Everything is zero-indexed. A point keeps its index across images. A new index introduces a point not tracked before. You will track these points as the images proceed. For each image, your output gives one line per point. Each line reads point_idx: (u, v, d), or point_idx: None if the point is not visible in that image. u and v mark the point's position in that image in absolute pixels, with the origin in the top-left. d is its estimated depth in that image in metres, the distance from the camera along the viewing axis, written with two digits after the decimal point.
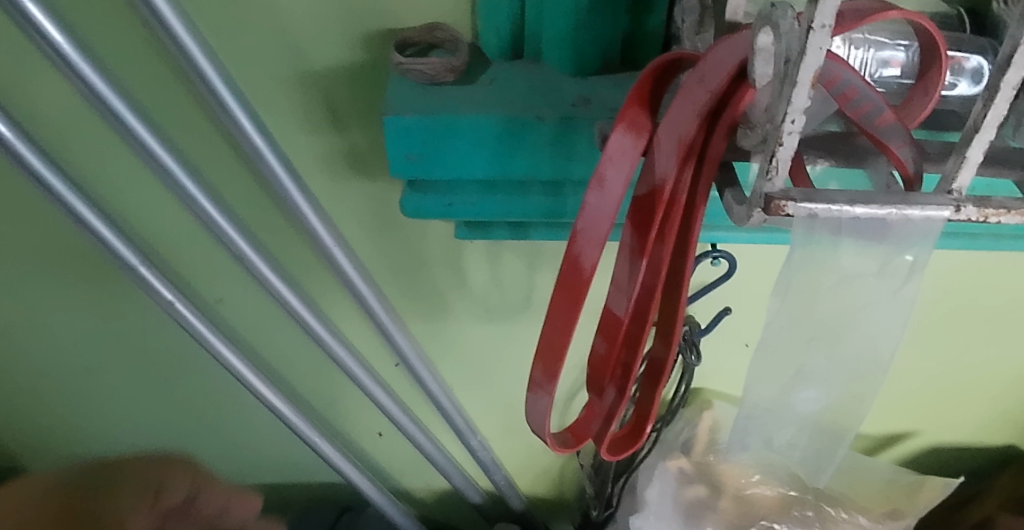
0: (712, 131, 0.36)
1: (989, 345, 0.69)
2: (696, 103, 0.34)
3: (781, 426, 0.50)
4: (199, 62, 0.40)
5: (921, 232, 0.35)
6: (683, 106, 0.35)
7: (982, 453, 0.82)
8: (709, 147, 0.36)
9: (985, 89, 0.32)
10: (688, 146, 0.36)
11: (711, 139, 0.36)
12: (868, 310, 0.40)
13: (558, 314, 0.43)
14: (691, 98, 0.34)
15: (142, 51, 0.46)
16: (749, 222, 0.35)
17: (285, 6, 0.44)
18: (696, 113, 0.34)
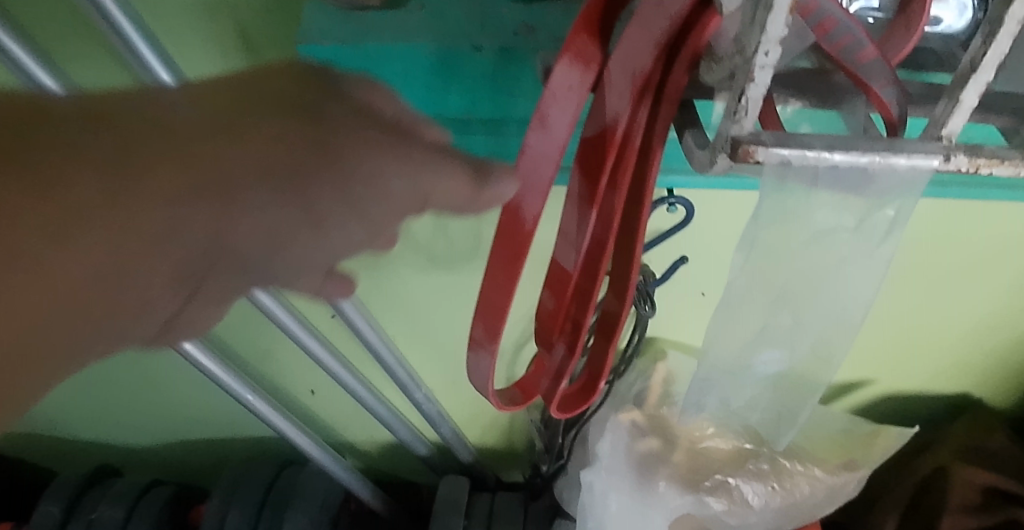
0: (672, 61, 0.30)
1: (953, 296, 0.67)
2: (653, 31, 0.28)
3: (739, 387, 0.47)
4: None
5: (905, 183, 0.31)
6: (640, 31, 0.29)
7: (934, 401, 0.82)
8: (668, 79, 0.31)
9: (983, 24, 0.27)
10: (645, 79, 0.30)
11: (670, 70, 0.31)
12: (840, 269, 0.36)
13: (497, 271, 0.38)
14: (647, 22, 0.28)
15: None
16: (712, 171, 0.31)
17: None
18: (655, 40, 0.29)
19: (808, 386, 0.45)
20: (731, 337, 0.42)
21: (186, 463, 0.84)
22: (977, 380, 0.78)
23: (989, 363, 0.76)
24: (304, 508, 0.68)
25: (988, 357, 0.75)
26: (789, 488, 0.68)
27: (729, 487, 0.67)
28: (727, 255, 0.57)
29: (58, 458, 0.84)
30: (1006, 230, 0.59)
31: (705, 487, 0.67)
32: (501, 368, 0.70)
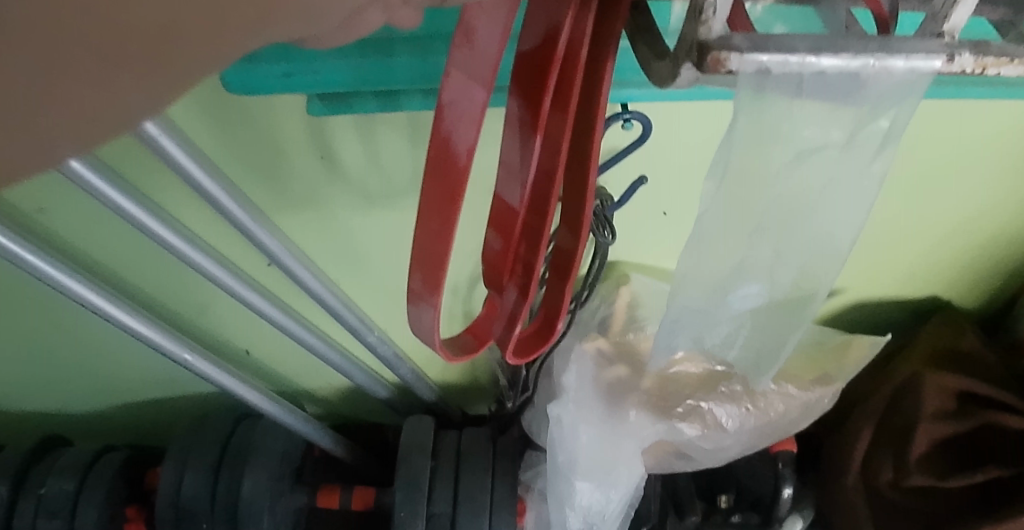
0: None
1: (927, 197, 0.64)
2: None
3: (712, 323, 0.43)
4: None
5: (902, 90, 0.26)
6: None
7: (904, 306, 0.80)
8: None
9: None
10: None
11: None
12: (825, 191, 0.32)
13: (431, 213, 0.32)
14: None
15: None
16: (674, 87, 0.25)
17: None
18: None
19: (785, 318, 0.42)
20: (704, 272, 0.38)
21: (137, 423, 0.79)
22: (947, 283, 0.77)
23: (961, 265, 0.74)
24: (262, 463, 0.65)
25: (958, 260, 0.73)
26: (763, 408, 0.66)
27: (702, 412, 0.66)
28: (690, 172, 0.53)
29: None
30: (982, 127, 0.55)
31: (678, 413, 0.65)
32: (458, 303, 0.66)
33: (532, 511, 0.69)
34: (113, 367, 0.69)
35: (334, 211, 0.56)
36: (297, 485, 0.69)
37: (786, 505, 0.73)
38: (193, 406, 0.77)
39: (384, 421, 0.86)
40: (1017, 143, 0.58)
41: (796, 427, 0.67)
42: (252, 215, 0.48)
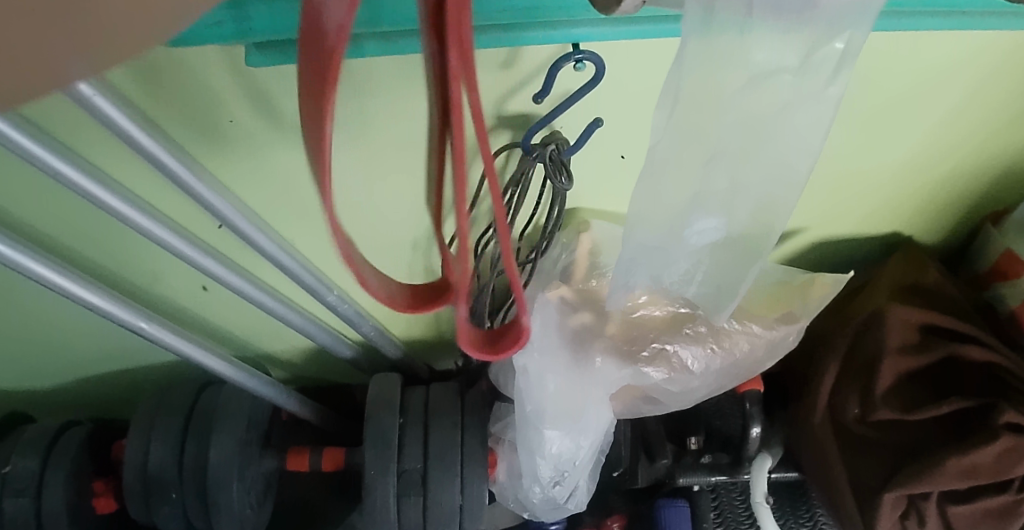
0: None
1: (887, 131, 0.63)
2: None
3: (672, 261, 0.43)
4: None
5: (855, 6, 0.25)
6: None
7: (867, 242, 0.81)
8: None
9: None
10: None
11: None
12: (778, 117, 0.31)
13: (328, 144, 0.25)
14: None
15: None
16: (619, 10, 0.23)
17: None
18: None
19: (744, 253, 0.41)
20: (660, 210, 0.37)
21: (98, 397, 0.77)
22: (909, 217, 0.78)
23: (921, 201, 0.75)
24: (230, 429, 0.64)
25: (918, 196, 0.74)
26: (727, 348, 0.67)
27: (667, 355, 0.66)
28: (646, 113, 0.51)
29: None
30: (940, 57, 0.55)
31: (643, 357, 0.66)
32: (418, 257, 0.64)
33: (503, 461, 0.70)
34: (60, 339, 0.66)
35: (281, 167, 0.53)
36: (265, 448, 0.68)
37: (754, 444, 0.75)
38: (153, 376, 0.75)
39: (352, 380, 0.85)
40: (977, 71, 0.57)
41: (761, 366, 0.69)
42: (195, 174, 0.45)
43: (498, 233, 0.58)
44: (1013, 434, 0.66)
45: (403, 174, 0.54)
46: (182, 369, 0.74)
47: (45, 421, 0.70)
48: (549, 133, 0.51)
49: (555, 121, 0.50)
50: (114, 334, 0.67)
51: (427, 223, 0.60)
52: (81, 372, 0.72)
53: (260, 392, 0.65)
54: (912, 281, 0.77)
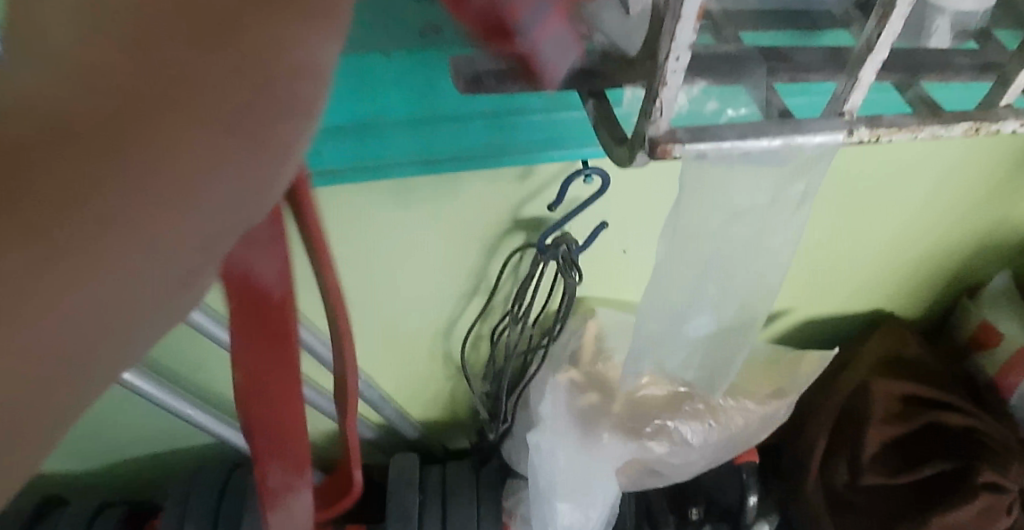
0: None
1: (856, 224, 0.72)
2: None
3: (670, 349, 0.50)
4: None
5: (813, 159, 0.33)
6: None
7: (848, 321, 0.88)
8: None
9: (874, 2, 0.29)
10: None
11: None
12: (757, 241, 0.38)
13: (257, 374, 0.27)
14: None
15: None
16: (631, 165, 0.32)
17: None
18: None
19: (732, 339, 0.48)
20: (662, 310, 0.45)
21: (126, 480, 0.80)
22: (886, 296, 0.85)
23: (896, 281, 0.83)
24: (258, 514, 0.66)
25: (893, 277, 0.82)
26: (724, 423, 0.72)
27: (668, 431, 0.71)
28: (646, 215, 0.59)
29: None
30: (901, 162, 0.64)
31: (646, 433, 0.71)
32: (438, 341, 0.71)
33: None
34: (103, 425, 0.70)
35: None
36: None
37: (751, 513, 0.82)
38: (183, 458, 0.79)
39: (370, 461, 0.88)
40: (927, 175, 0.67)
41: (755, 439, 0.74)
42: None
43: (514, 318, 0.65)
44: (989, 495, 0.73)
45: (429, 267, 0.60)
46: (212, 452, 0.78)
47: (80, 504, 0.74)
48: (560, 236, 0.58)
49: (566, 225, 0.58)
50: (154, 417, 0.71)
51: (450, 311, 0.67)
52: (117, 456, 0.76)
53: None
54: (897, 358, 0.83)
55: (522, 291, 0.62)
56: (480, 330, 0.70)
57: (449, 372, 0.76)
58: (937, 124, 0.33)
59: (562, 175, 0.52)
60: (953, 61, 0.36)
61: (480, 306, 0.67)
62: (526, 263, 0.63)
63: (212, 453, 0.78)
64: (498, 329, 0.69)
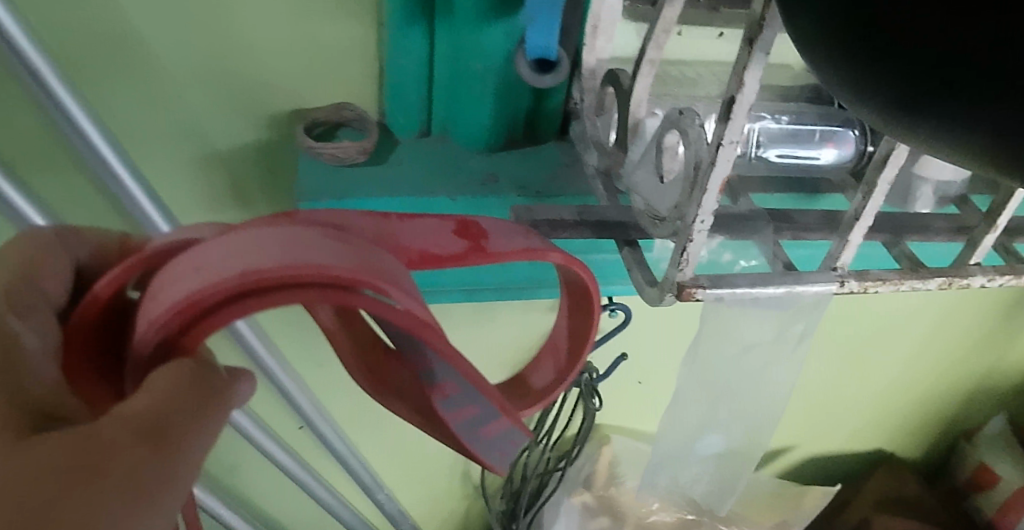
0: (401, 236, 0.28)
1: (852, 364, 0.79)
2: (375, 264, 0.24)
3: (685, 468, 0.56)
4: (80, 121, 0.39)
5: (811, 305, 0.40)
6: (316, 244, 0.23)
7: (850, 461, 0.92)
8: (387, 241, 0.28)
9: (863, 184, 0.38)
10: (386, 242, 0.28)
11: (414, 220, 0.29)
12: (765, 370, 0.45)
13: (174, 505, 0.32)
14: (352, 242, 0.24)
15: (36, 131, 0.46)
16: (660, 304, 0.40)
17: (169, 64, 0.43)
18: (331, 238, 0.24)
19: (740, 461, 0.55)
20: (677, 436, 0.51)
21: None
22: (888, 437, 0.89)
23: (895, 422, 0.88)
24: None
25: (891, 418, 0.88)
26: None
27: None
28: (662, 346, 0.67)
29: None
30: (889, 310, 0.72)
31: None
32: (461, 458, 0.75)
33: None
34: None
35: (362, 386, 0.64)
36: None
37: None
38: None
39: None
40: (912, 323, 0.75)
41: None
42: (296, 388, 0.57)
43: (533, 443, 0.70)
44: None
45: None
46: None
47: None
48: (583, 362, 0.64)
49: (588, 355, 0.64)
50: None
51: None
52: None
53: None
54: (897, 495, 0.87)
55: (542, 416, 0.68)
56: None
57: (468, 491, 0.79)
58: (916, 279, 0.41)
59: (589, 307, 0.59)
60: (932, 225, 0.46)
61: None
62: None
63: None
64: (516, 452, 0.74)
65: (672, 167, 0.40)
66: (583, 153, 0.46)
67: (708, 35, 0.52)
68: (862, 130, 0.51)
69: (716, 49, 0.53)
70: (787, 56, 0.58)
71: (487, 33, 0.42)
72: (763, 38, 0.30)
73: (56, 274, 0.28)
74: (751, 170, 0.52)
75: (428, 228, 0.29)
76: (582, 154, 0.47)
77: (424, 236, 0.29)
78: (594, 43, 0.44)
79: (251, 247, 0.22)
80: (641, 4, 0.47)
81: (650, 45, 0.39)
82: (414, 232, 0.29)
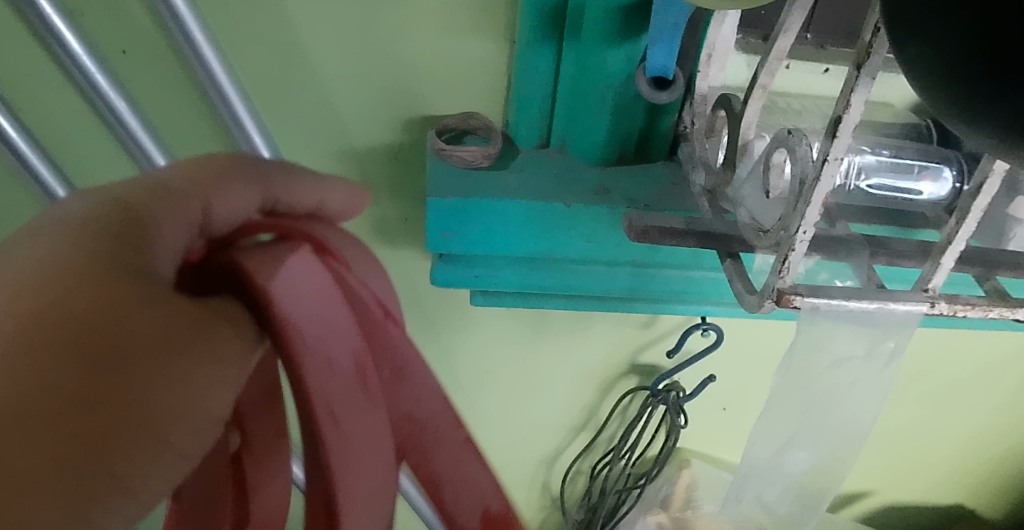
0: (432, 455, 0.28)
1: (939, 415, 0.78)
2: (348, 451, 0.24)
3: (773, 481, 0.60)
4: (207, 59, 0.45)
5: (901, 324, 0.43)
6: (341, 363, 0.24)
7: (930, 511, 0.91)
8: (424, 447, 0.28)
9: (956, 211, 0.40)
10: (413, 422, 0.28)
11: (477, 459, 0.29)
12: (856, 390, 0.47)
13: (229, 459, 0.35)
14: (372, 394, 0.25)
15: (198, 120, 0.52)
16: (758, 310, 0.41)
17: (322, 69, 0.49)
18: (357, 372, 0.24)
19: (829, 479, 0.57)
20: (765, 445, 0.56)
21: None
22: (967, 491, 0.89)
23: (978, 477, 0.87)
24: None
25: (975, 473, 0.86)
26: None
27: None
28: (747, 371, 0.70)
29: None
30: (982, 362, 0.72)
31: None
32: (543, 468, 0.80)
33: None
34: None
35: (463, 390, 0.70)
36: None
37: None
38: None
39: None
40: (1006, 376, 0.74)
41: None
42: None
43: (617, 454, 0.76)
44: None
45: (552, 392, 0.71)
46: None
47: None
48: (671, 382, 0.69)
49: (676, 374, 0.69)
50: None
51: (558, 438, 0.77)
52: None
53: None
54: None
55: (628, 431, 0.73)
56: (580, 466, 0.80)
57: (545, 500, 0.84)
58: (1006, 307, 0.42)
59: (683, 326, 0.63)
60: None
61: (585, 442, 0.77)
62: (633, 407, 0.73)
63: None
64: (598, 465, 0.79)
65: (778, 184, 0.42)
66: (691, 172, 0.50)
67: (813, 70, 0.55)
68: (959, 170, 0.53)
69: (821, 84, 0.56)
70: (887, 94, 0.60)
71: (609, 55, 0.47)
72: (871, 64, 0.33)
73: (233, 200, 0.28)
74: (848, 199, 0.53)
75: (476, 489, 0.29)
76: (689, 173, 0.50)
77: (460, 473, 0.28)
78: (707, 70, 0.48)
79: (325, 320, 0.24)
80: (752, 39, 0.52)
81: (762, 72, 0.42)
82: (455, 460, 0.28)
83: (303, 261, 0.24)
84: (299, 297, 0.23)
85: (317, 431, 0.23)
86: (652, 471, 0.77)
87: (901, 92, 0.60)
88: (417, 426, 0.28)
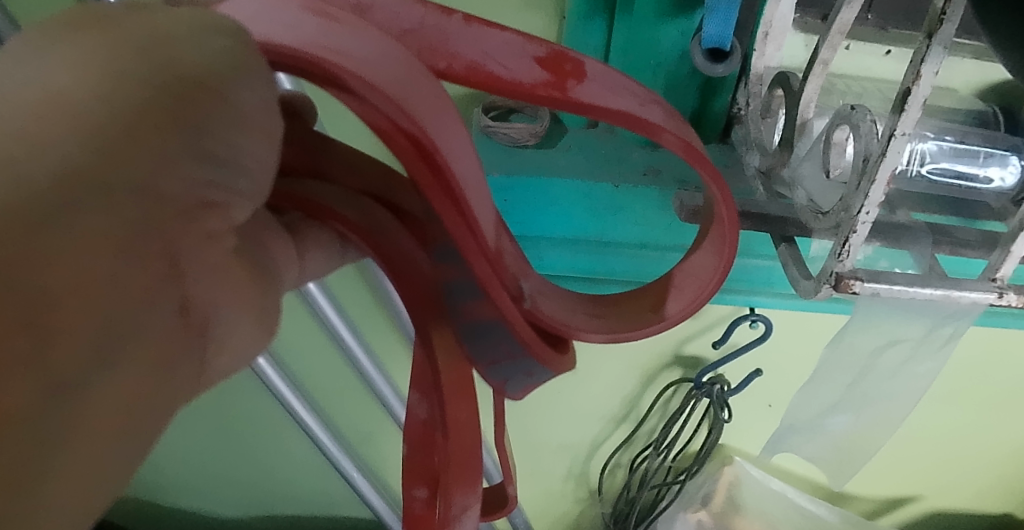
0: (454, 43, 0.25)
1: (995, 421, 0.75)
2: (414, 96, 0.23)
3: (816, 439, 0.58)
4: None
5: (963, 312, 0.41)
6: (302, 23, 0.22)
7: (975, 519, 0.89)
8: (438, 48, 0.25)
9: None
10: (412, 35, 0.26)
11: (491, 28, 0.25)
12: (909, 364, 0.46)
13: (343, 247, 0.39)
14: (349, 22, 0.22)
15: None
16: (816, 296, 0.39)
17: None
18: (320, 15, 0.22)
19: (865, 452, 0.55)
20: (807, 406, 0.55)
21: (285, 514, 0.94)
22: (1017, 500, 0.86)
23: None
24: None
25: None
26: None
27: None
28: (797, 367, 0.69)
29: (159, 520, 0.93)
30: None
31: None
32: (580, 461, 0.80)
33: None
34: (285, 458, 0.85)
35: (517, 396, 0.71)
36: None
37: None
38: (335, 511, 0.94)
39: None
40: None
41: None
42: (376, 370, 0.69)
43: (655, 449, 0.74)
44: None
45: (595, 383, 0.70)
46: (356, 517, 0.95)
47: (272, 473, 0.87)
48: (716, 375, 0.68)
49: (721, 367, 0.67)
50: (317, 457, 0.85)
51: (598, 431, 0.76)
52: (285, 490, 0.90)
53: (371, 500, 0.83)
54: None
55: (669, 425, 0.72)
56: (619, 459, 0.79)
57: (582, 491, 0.84)
58: None
59: (730, 318, 0.62)
60: None
61: (625, 434, 0.76)
62: (675, 400, 0.72)
63: (356, 518, 0.96)
64: (637, 459, 0.78)
65: (840, 164, 0.41)
66: (744, 154, 0.48)
67: (875, 52, 0.53)
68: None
69: (884, 67, 0.53)
70: (952, 80, 0.57)
71: (663, 30, 0.46)
72: (943, 32, 0.31)
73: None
74: (910, 185, 0.50)
75: (508, 44, 0.26)
76: (744, 155, 0.49)
77: (489, 47, 0.25)
78: (764, 49, 0.46)
79: (263, 16, 0.23)
80: (811, 18, 0.49)
81: (823, 47, 0.40)
82: (476, 38, 0.25)
83: (227, 5, 0.24)
84: (285, 27, 0.22)
85: (373, 103, 0.22)
86: (696, 465, 0.77)
87: (969, 76, 0.57)
88: (420, 36, 0.25)
